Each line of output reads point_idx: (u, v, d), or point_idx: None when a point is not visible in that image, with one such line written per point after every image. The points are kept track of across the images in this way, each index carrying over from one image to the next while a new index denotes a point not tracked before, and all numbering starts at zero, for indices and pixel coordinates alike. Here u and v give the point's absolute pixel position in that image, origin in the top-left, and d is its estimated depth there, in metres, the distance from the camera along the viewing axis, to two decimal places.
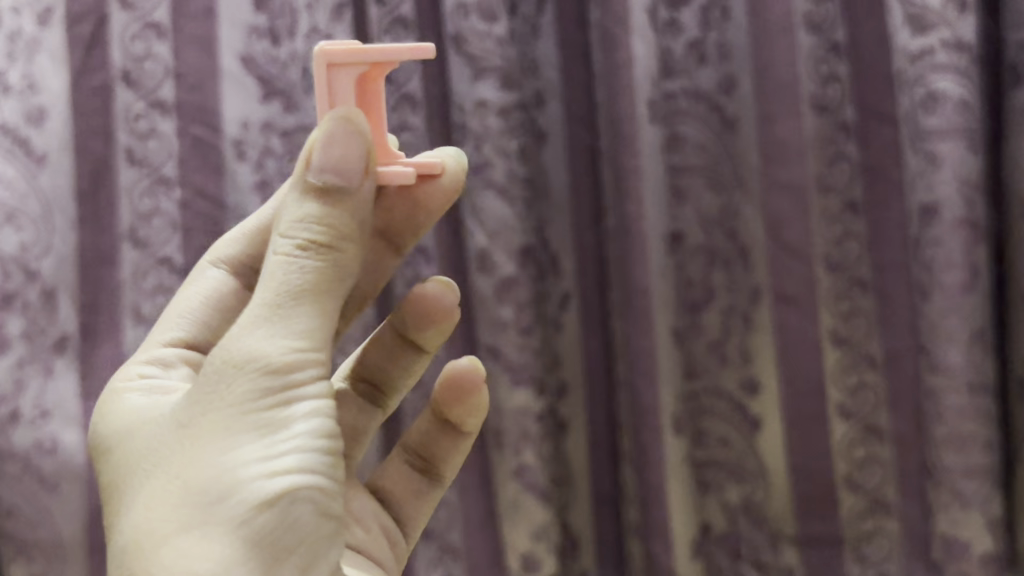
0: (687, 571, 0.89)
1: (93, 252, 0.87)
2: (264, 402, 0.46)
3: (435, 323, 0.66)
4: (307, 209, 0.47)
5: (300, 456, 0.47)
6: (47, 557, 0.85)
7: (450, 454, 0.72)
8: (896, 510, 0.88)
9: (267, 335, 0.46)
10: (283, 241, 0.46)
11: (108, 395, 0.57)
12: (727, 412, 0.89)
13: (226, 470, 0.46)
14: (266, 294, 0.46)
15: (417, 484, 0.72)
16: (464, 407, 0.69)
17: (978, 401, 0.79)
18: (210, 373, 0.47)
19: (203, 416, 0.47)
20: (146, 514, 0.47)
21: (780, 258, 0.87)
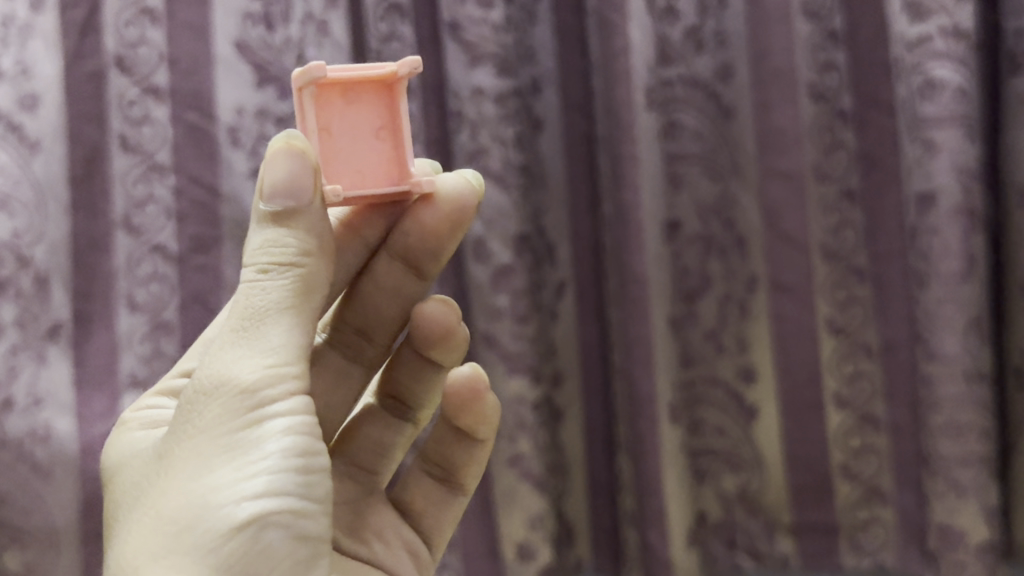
0: (683, 561, 0.88)
1: (87, 238, 0.86)
2: (235, 422, 0.47)
3: (441, 339, 0.65)
4: (270, 235, 0.48)
5: (271, 478, 0.47)
6: (40, 547, 0.84)
7: (467, 463, 0.70)
8: (892, 499, 0.87)
9: (237, 356, 0.47)
10: (249, 269, 0.48)
11: (126, 421, 0.61)
12: (723, 401, 0.89)
13: (200, 494, 0.47)
14: (234, 319, 0.48)
15: (437, 495, 0.71)
16: (474, 416, 0.67)
17: (974, 390, 0.79)
18: (187, 400, 0.48)
19: (178, 445, 0.48)
20: (125, 549, 0.48)
21: (777, 247, 0.86)
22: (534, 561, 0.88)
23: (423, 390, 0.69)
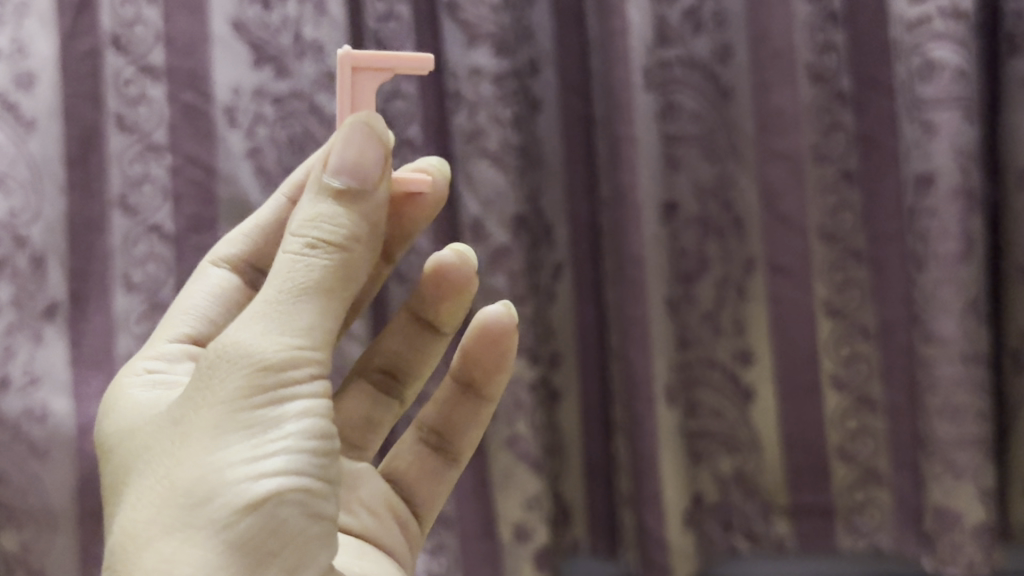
0: (681, 544, 0.87)
1: (83, 218, 0.86)
2: (256, 398, 0.46)
3: (453, 289, 0.67)
4: (321, 210, 0.48)
5: (288, 456, 0.47)
6: (36, 526, 0.84)
7: (468, 428, 0.73)
8: (886, 480, 0.88)
9: (268, 333, 0.46)
10: (294, 240, 0.48)
11: (121, 390, 0.60)
12: (720, 383, 0.89)
13: (216, 467, 0.46)
14: (271, 291, 0.47)
15: (432, 465, 0.73)
16: (494, 363, 0.69)
17: (971, 371, 0.79)
18: (209, 369, 0.47)
19: (196, 413, 0.48)
20: (136, 516, 0.48)
21: (776, 229, 0.87)
22: (530, 542, 0.88)
23: (416, 359, 0.71)
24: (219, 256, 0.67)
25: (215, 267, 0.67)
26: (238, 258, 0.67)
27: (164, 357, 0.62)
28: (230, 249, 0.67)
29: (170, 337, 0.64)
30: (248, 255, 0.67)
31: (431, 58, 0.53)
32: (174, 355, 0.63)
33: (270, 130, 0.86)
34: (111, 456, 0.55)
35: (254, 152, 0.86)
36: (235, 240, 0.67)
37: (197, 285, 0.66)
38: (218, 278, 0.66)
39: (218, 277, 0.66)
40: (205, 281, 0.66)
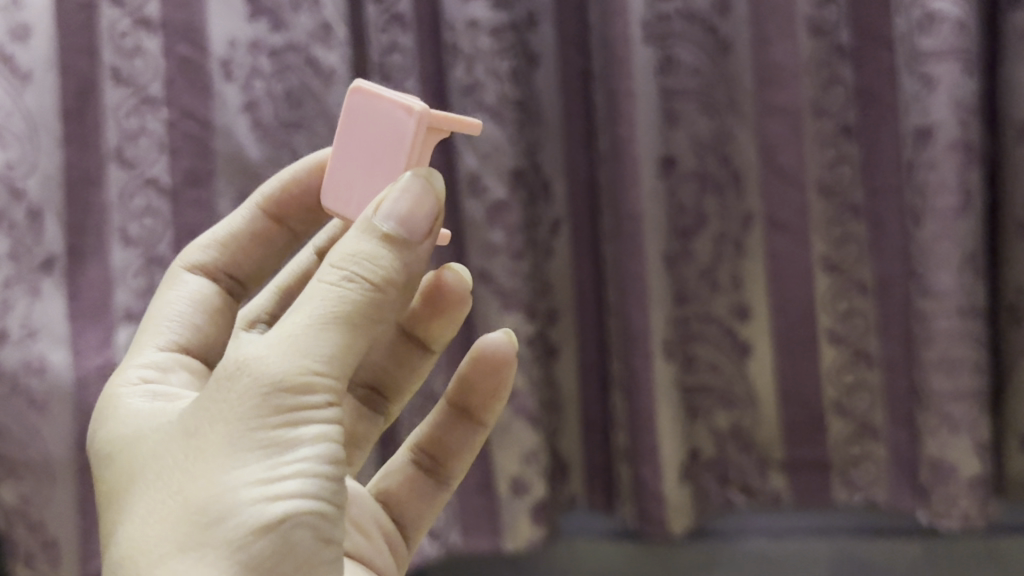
0: (677, 498, 0.88)
1: (80, 171, 0.85)
2: (273, 419, 0.46)
3: (448, 308, 0.68)
4: (363, 247, 0.47)
5: (303, 479, 0.47)
6: (36, 479, 0.85)
7: (461, 451, 0.74)
8: (883, 434, 0.88)
9: (289, 356, 0.46)
10: (331, 272, 0.47)
11: (120, 400, 0.58)
12: (717, 338, 0.89)
13: (231, 485, 0.46)
14: (299, 319, 0.46)
15: (422, 485, 0.75)
16: (489, 392, 0.71)
17: (968, 323, 0.79)
18: (227, 387, 0.47)
19: (210, 428, 0.47)
20: (149, 529, 0.47)
21: (773, 183, 0.88)
22: (528, 496, 0.89)
23: (404, 380, 0.74)
24: (190, 261, 0.68)
25: (190, 274, 0.67)
26: (209, 264, 0.68)
27: (157, 366, 0.61)
28: (203, 255, 0.68)
29: (160, 344, 0.63)
30: (220, 262, 0.68)
31: (480, 123, 0.53)
32: (169, 363, 0.62)
33: (267, 84, 0.85)
34: (117, 458, 0.53)
35: (251, 106, 0.86)
36: (204, 247, 0.68)
37: (171, 292, 0.66)
38: (194, 285, 0.67)
39: (196, 283, 0.67)
40: (181, 288, 0.67)
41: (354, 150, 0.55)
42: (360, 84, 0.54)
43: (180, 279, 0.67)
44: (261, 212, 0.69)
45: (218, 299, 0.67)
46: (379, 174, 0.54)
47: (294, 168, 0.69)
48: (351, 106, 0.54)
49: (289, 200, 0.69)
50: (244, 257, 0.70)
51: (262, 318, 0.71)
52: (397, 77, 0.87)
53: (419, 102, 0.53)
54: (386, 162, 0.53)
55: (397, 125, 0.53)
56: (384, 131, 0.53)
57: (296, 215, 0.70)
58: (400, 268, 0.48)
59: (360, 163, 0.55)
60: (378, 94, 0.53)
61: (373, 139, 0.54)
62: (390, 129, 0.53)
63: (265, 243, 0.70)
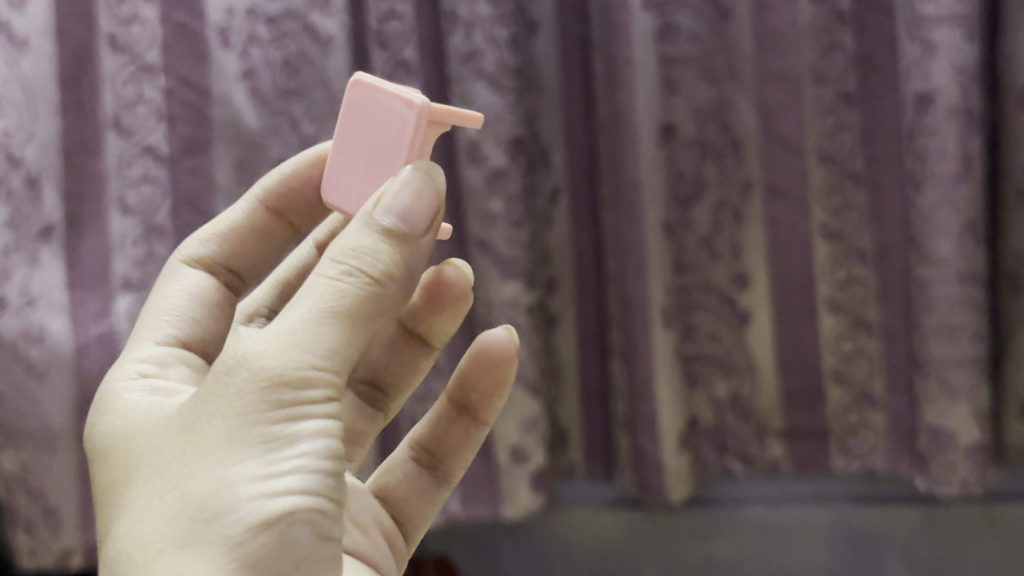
0: (676, 465, 0.88)
1: (78, 139, 0.85)
2: (272, 414, 0.43)
3: (448, 302, 0.65)
4: (363, 241, 0.45)
5: (304, 476, 0.44)
6: (35, 446, 0.85)
7: (462, 447, 0.71)
8: (882, 402, 0.88)
9: (288, 349, 0.43)
10: (331, 266, 0.45)
11: (119, 390, 0.55)
12: (717, 307, 0.89)
13: (228, 481, 0.44)
14: (300, 312, 0.44)
15: (421, 482, 0.71)
16: (491, 387, 0.69)
17: (967, 291, 0.79)
18: (224, 382, 0.44)
19: (208, 423, 0.45)
20: (144, 527, 0.45)
21: (773, 151, 0.87)
22: (528, 464, 0.89)
23: (403, 377, 0.71)
24: (190, 255, 0.65)
25: (188, 267, 0.64)
26: (209, 257, 0.65)
27: (155, 361, 0.58)
28: (202, 249, 0.65)
29: (157, 339, 0.60)
30: (220, 255, 0.65)
31: (480, 115, 0.51)
32: (167, 358, 0.59)
33: (265, 52, 0.84)
34: (113, 455, 0.51)
35: (249, 74, 0.85)
36: (205, 240, 0.65)
37: (169, 287, 0.63)
38: (193, 279, 0.64)
39: (194, 278, 0.64)
40: (180, 282, 0.64)
41: (354, 145, 0.53)
42: (358, 77, 0.52)
43: (179, 274, 0.63)
44: (261, 205, 0.66)
45: (217, 295, 0.64)
46: (380, 169, 0.52)
47: (295, 161, 0.66)
48: (350, 100, 0.52)
49: (290, 194, 0.66)
50: (244, 252, 0.67)
51: (261, 313, 0.68)
52: (396, 45, 0.86)
53: (419, 95, 0.51)
54: (386, 156, 0.52)
55: (397, 119, 0.51)
56: (384, 126, 0.52)
57: (296, 209, 0.67)
58: (399, 262, 0.46)
59: (359, 158, 0.53)
60: (378, 87, 0.51)
61: (372, 135, 0.52)
62: (390, 122, 0.51)
63: (265, 237, 0.67)
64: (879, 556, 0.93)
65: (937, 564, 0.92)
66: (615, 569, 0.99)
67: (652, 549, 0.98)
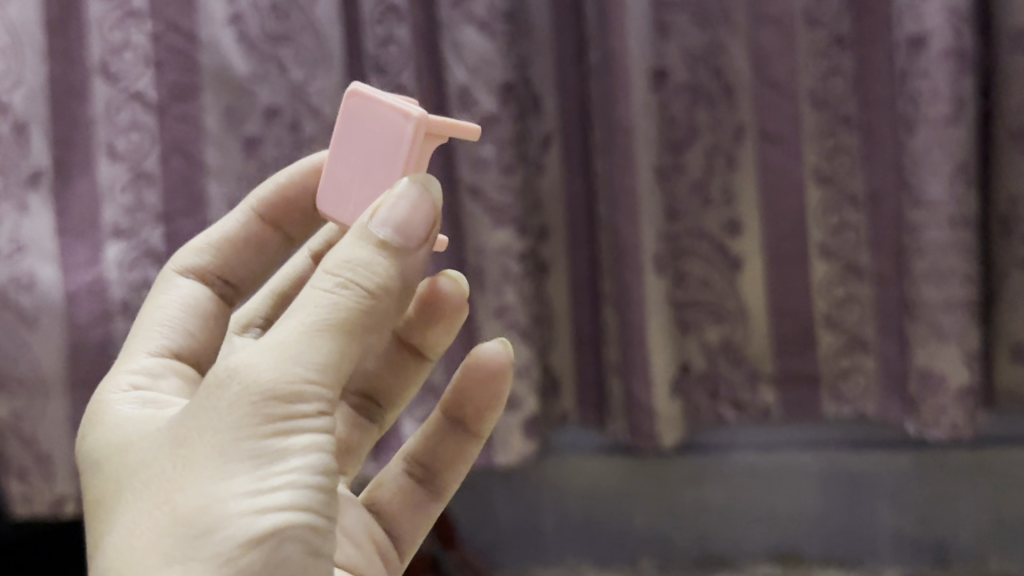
0: (669, 411, 0.89)
1: (65, 85, 0.85)
2: (264, 428, 0.41)
3: (443, 313, 0.63)
4: (358, 254, 0.43)
5: (295, 493, 0.42)
6: (27, 393, 0.85)
7: (454, 461, 0.68)
8: (873, 347, 0.88)
9: (283, 360, 0.42)
10: (326, 279, 0.43)
11: (109, 406, 0.53)
12: (709, 253, 0.89)
13: (216, 498, 0.41)
14: (295, 323, 0.42)
15: (414, 496, 0.68)
16: (486, 403, 0.66)
17: (958, 234, 0.79)
18: (213, 395, 0.42)
19: (197, 437, 0.42)
20: (128, 546, 0.42)
21: (767, 95, 0.86)
22: (520, 410, 0.90)
23: (398, 384, 0.70)
24: (182, 265, 0.62)
25: (182, 277, 0.62)
26: (203, 267, 0.63)
27: (145, 373, 0.55)
28: (196, 259, 0.63)
29: (150, 350, 0.57)
30: (215, 265, 0.63)
31: (478, 129, 0.50)
32: (160, 370, 0.56)
33: None
34: (100, 473, 0.48)
35: (236, 18, 0.84)
36: (198, 249, 0.63)
37: (161, 297, 0.61)
38: (187, 289, 0.61)
39: (187, 288, 0.61)
40: (173, 292, 0.61)
41: (348, 157, 0.51)
42: (351, 87, 0.50)
43: (171, 284, 0.61)
44: (254, 215, 0.64)
45: (212, 305, 0.62)
46: (376, 182, 0.50)
47: (290, 171, 0.64)
48: (344, 111, 0.50)
49: (285, 203, 0.64)
50: (237, 261, 0.64)
51: (256, 323, 0.67)
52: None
53: (416, 106, 0.49)
54: (381, 168, 0.49)
55: (394, 130, 0.49)
56: (379, 137, 0.49)
57: (290, 219, 0.65)
58: (395, 274, 0.44)
59: (353, 170, 0.50)
60: (373, 97, 0.49)
61: (369, 146, 0.50)
62: (385, 134, 0.49)
63: (259, 247, 0.65)
64: (872, 498, 0.94)
65: (929, 506, 0.92)
66: (609, 514, 1.00)
67: (645, 494, 0.98)
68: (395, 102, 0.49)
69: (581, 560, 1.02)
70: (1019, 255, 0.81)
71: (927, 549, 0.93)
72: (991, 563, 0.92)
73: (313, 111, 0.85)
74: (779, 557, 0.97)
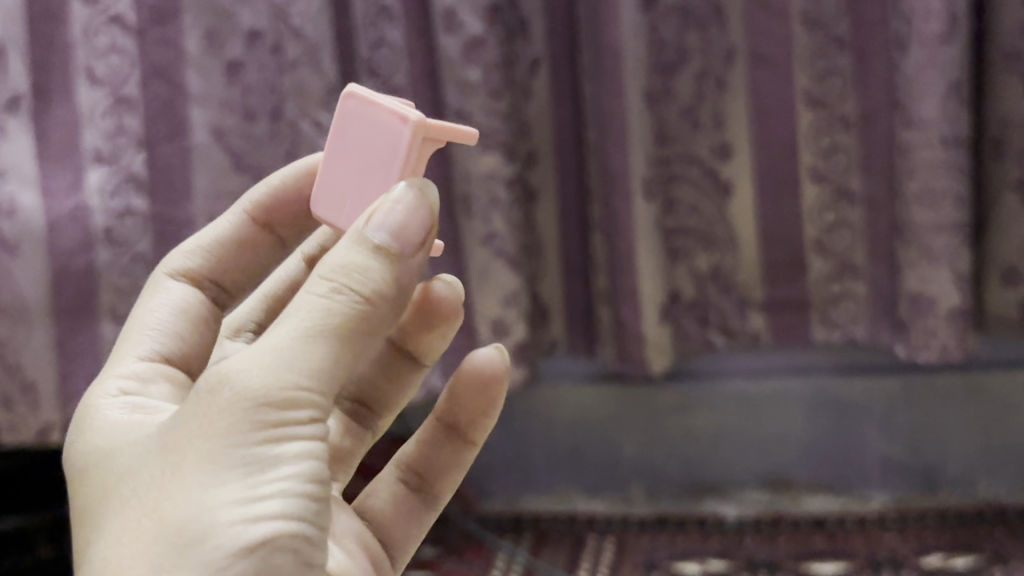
0: (659, 337, 0.88)
1: (43, 8, 0.83)
2: (256, 434, 0.40)
3: (437, 320, 0.59)
4: (353, 257, 0.42)
5: (287, 501, 0.41)
6: (11, 322, 0.85)
7: (450, 467, 0.63)
8: (863, 272, 0.87)
9: (274, 366, 0.40)
10: (320, 283, 0.42)
11: (100, 407, 0.51)
12: (699, 179, 0.88)
13: (205, 505, 0.40)
14: (286, 328, 0.41)
15: (408, 503, 0.63)
16: (482, 407, 0.61)
17: (950, 155, 0.79)
18: (203, 402, 0.41)
19: (187, 443, 0.41)
20: (116, 554, 0.41)
21: (758, 16, 0.84)
22: (510, 337, 0.89)
23: (392, 392, 0.65)
24: (174, 268, 0.60)
25: (173, 281, 0.59)
26: (196, 272, 0.60)
27: (134, 378, 0.53)
28: (188, 262, 0.60)
29: (139, 354, 0.55)
30: (207, 269, 0.60)
31: (476, 132, 0.48)
32: (150, 375, 0.54)
33: None
34: (86, 481, 0.46)
35: None
36: (189, 253, 0.60)
37: (152, 302, 0.58)
38: (177, 292, 0.59)
39: (179, 291, 0.59)
40: (164, 296, 0.59)
41: (346, 158, 0.49)
42: (350, 90, 0.48)
43: (163, 287, 0.59)
44: (248, 217, 0.62)
45: (204, 311, 0.59)
46: (371, 186, 0.48)
47: (284, 173, 0.61)
48: (343, 114, 0.49)
49: (279, 206, 0.61)
50: (228, 265, 0.61)
51: (248, 327, 0.65)
52: None
53: (413, 109, 0.47)
54: (376, 173, 0.48)
55: (389, 135, 0.47)
56: (375, 142, 0.48)
57: (282, 221, 0.62)
58: (389, 281, 0.42)
59: (350, 171, 0.49)
60: (371, 100, 0.48)
61: (365, 151, 0.48)
62: (381, 137, 0.48)
63: (252, 251, 0.62)
64: (859, 422, 0.94)
65: (917, 432, 0.92)
66: (597, 443, 0.99)
67: (634, 422, 0.98)
68: (391, 108, 0.47)
69: (569, 487, 1.01)
70: (1012, 175, 0.80)
71: (916, 475, 0.93)
72: (979, 487, 0.92)
73: (294, 32, 0.83)
74: (769, 484, 0.97)
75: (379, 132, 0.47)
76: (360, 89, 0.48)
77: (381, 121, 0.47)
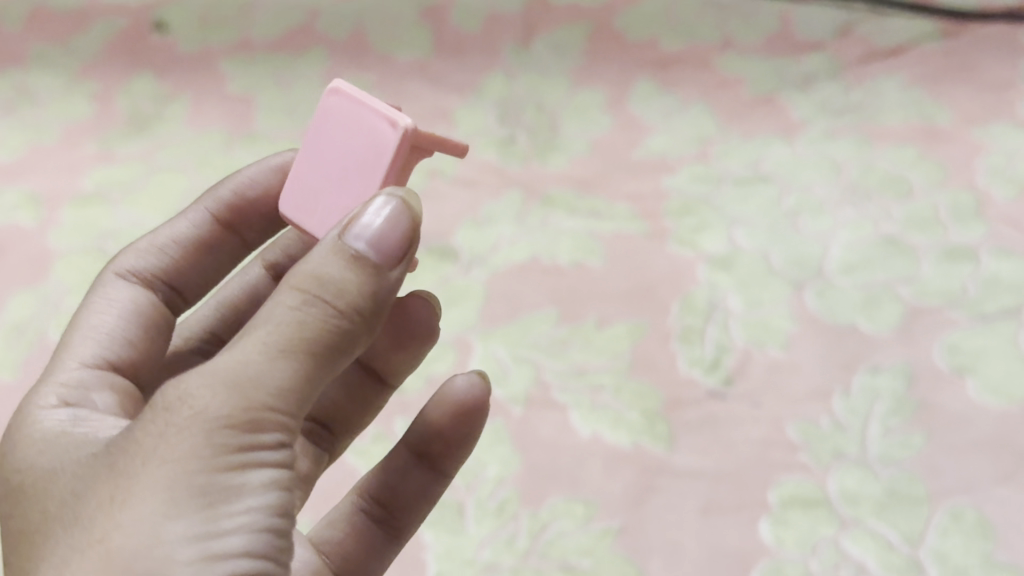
0: None
1: None
2: (218, 461, 0.27)
3: (411, 342, 0.43)
4: (326, 268, 0.29)
5: (251, 548, 0.28)
6: None
7: (421, 503, 0.42)
8: None
9: (238, 377, 0.28)
10: (282, 298, 0.29)
11: (32, 423, 0.34)
12: None
13: (158, 533, 0.27)
14: (249, 342, 0.28)
15: (369, 540, 0.42)
16: (457, 438, 0.41)
17: None
18: (157, 418, 0.28)
19: (132, 468, 0.28)
20: None
21: None
22: None
23: (357, 410, 0.45)
24: (124, 265, 0.42)
25: (120, 282, 0.41)
26: (147, 270, 0.42)
27: (76, 388, 0.36)
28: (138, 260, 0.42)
29: (83, 359, 0.37)
30: (162, 269, 0.43)
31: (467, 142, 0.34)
32: (97, 384, 0.36)
33: None
34: (13, 519, 0.31)
35: None
36: (143, 249, 0.43)
37: (91, 301, 0.40)
38: (124, 294, 0.41)
39: (127, 292, 0.41)
40: (109, 295, 0.41)
41: (313, 171, 0.34)
42: (330, 86, 0.34)
43: (104, 289, 0.41)
44: (212, 218, 0.43)
45: (160, 320, 0.41)
46: (344, 209, 0.33)
47: (256, 164, 0.43)
48: (322, 114, 0.34)
49: (250, 205, 0.43)
50: (183, 268, 0.43)
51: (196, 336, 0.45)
52: None
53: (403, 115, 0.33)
54: (353, 193, 0.33)
55: (373, 143, 0.33)
56: (358, 149, 0.33)
57: (253, 223, 0.44)
58: (366, 298, 0.29)
59: (314, 187, 0.34)
60: (359, 97, 0.33)
61: (344, 161, 0.33)
62: (365, 142, 0.33)
63: (212, 261, 0.44)
64: None
65: None
66: None
67: None
68: (379, 110, 0.33)
69: None
70: None
71: None
72: None
73: None
74: None
75: (364, 133, 0.33)
76: (347, 89, 0.34)
77: (368, 117, 0.33)
